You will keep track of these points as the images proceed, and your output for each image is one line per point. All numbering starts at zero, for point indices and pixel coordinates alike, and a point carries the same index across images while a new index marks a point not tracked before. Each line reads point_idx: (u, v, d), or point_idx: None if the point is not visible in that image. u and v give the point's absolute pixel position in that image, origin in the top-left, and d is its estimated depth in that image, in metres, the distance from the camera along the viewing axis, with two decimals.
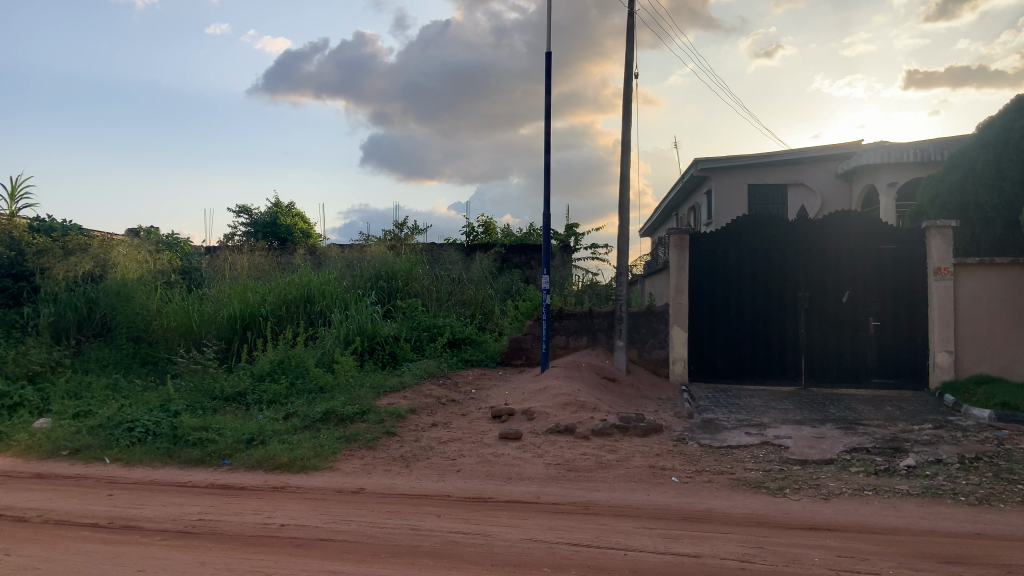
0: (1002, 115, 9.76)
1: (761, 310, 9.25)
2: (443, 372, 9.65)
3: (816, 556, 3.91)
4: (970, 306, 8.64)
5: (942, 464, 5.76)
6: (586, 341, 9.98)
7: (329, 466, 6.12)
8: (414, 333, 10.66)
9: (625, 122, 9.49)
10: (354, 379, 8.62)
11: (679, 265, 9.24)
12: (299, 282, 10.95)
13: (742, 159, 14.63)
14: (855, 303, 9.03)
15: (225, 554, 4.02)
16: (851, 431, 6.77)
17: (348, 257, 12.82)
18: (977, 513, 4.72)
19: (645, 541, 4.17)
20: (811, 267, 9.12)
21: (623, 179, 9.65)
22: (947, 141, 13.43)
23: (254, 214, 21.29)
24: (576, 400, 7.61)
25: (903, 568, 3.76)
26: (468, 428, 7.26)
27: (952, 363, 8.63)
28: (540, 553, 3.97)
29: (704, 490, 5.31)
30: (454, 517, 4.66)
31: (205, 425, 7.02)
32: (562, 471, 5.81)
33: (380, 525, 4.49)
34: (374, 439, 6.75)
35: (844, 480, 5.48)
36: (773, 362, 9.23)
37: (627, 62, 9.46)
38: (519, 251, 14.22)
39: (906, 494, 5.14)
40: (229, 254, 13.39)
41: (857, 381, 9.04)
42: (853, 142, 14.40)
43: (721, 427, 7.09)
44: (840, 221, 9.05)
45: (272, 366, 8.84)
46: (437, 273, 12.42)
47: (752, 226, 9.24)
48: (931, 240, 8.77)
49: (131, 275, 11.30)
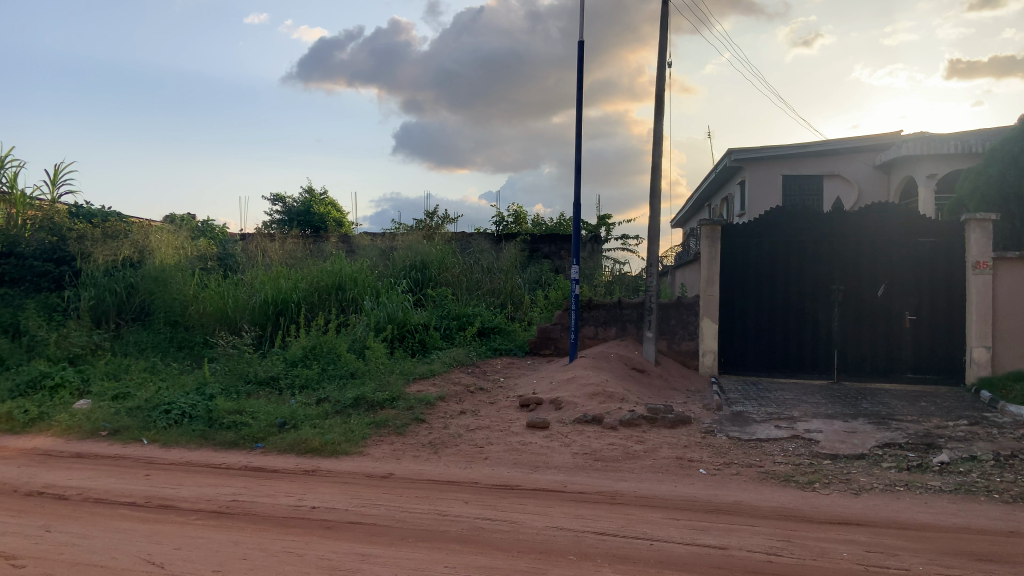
0: None
1: (795, 303, 9.14)
2: (471, 361, 9.71)
3: (845, 551, 3.89)
4: (1010, 301, 8.44)
5: (977, 461, 5.66)
6: (615, 331, 9.98)
7: (359, 450, 6.21)
8: (443, 322, 10.74)
9: (657, 110, 9.41)
10: (385, 365, 8.70)
11: (710, 256, 9.17)
12: (332, 270, 11.08)
13: (777, 149, 14.40)
14: (890, 297, 8.88)
15: (258, 534, 4.12)
16: (883, 426, 6.67)
17: (380, 245, 12.92)
18: (1012, 511, 4.64)
19: (671, 532, 4.18)
20: (845, 259, 8.98)
21: (654, 168, 9.58)
22: (991, 132, 13.06)
23: (288, 202, 21.55)
24: (604, 390, 7.62)
25: (934, 565, 3.72)
26: (496, 416, 7.31)
27: (989, 358, 8.44)
28: (566, 540, 4.00)
29: (732, 482, 5.29)
30: (480, 503, 4.71)
31: (239, 408, 7.15)
32: (589, 460, 5.82)
33: (409, 510, 4.56)
34: (403, 426, 6.83)
35: (875, 475, 5.42)
36: (805, 356, 9.12)
37: (661, 49, 9.37)
38: (549, 241, 14.22)
39: (939, 490, 5.08)
40: (262, 240, 13.65)
41: (892, 376, 8.90)
42: (892, 133, 14.09)
43: (751, 420, 7.05)
44: (878, 213, 8.88)
45: (305, 352, 8.97)
46: (468, 262, 12.50)
47: (787, 219, 9.13)
48: (971, 233, 8.54)
49: (169, 260, 11.57)
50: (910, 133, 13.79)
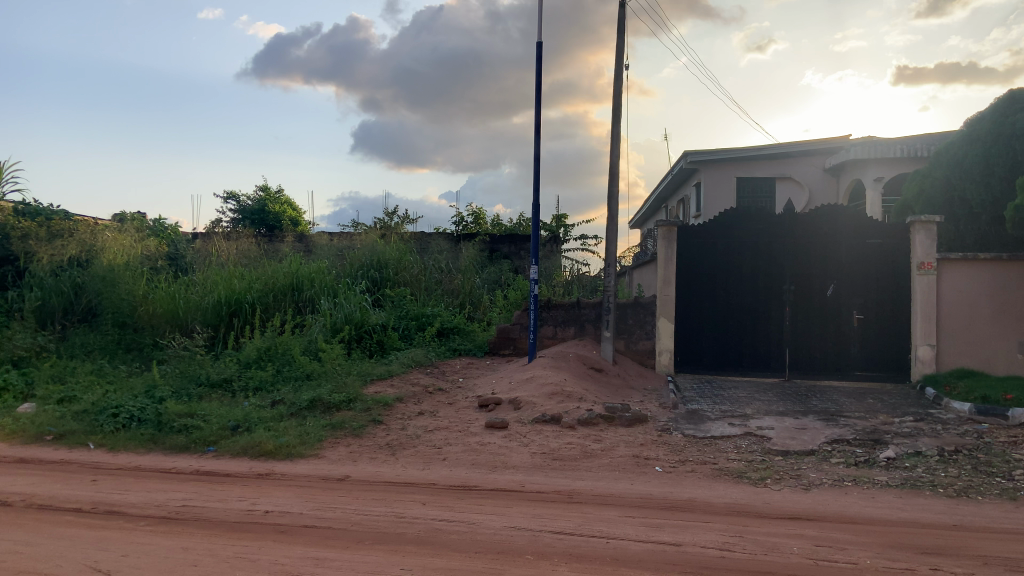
0: (993, 110, 9.89)
1: (748, 302, 9.31)
2: (430, 361, 9.66)
3: (795, 545, 3.97)
4: (954, 301, 8.71)
5: (922, 456, 5.84)
6: (574, 331, 10.04)
7: (314, 453, 6.14)
8: (402, 322, 10.67)
9: (614, 111, 9.50)
10: (341, 367, 8.60)
11: (666, 257, 9.30)
12: (288, 270, 10.91)
13: (733, 152, 14.65)
14: (839, 296, 9.11)
15: (209, 539, 4.04)
16: (832, 423, 6.85)
17: (337, 245, 12.77)
18: (955, 505, 4.80)
19: (627, 530, 4.22)
20: (797, 260, 9.19)
21: (612, 169, 9.67)
22: (936, 137, 13.46)
23: (243, 201, 21.18)
24: (563, 389, 7.66)
25: (880, 558, 3.82)
26: (454, 416, 7.30)
27: (934, 356, 8.72)
28: (523, 540, 4.01)
29: (687, 479, 5.37)
30: (438, 505, 4.69)
31: (190, 412, 7.00)
32: (548, 460, 5.85)
33: (365, 512, 4.52)
34: (360, 427, 6.77)
35: (825, 470, 5.56)
36: (758, 354, 9.30)
37: (619, 51, 9.46)
38: (508, 241, 14.24)
39: (885, 485, 5.23)
40: (216, 239, 13.39)
41: (841, 373, 9.14)
42: (842, 136, 14.47)
43: (706, 417, 7.17)
44: (829, 215, 9.09)
45: (259, 353, 8.82)
46: (426, 262, 12.44)
47: (741, 220, 9.29)
48: (916, 235, 8.82)
49: (118, 259, 11.27)
50: (859, 137, 14.18)
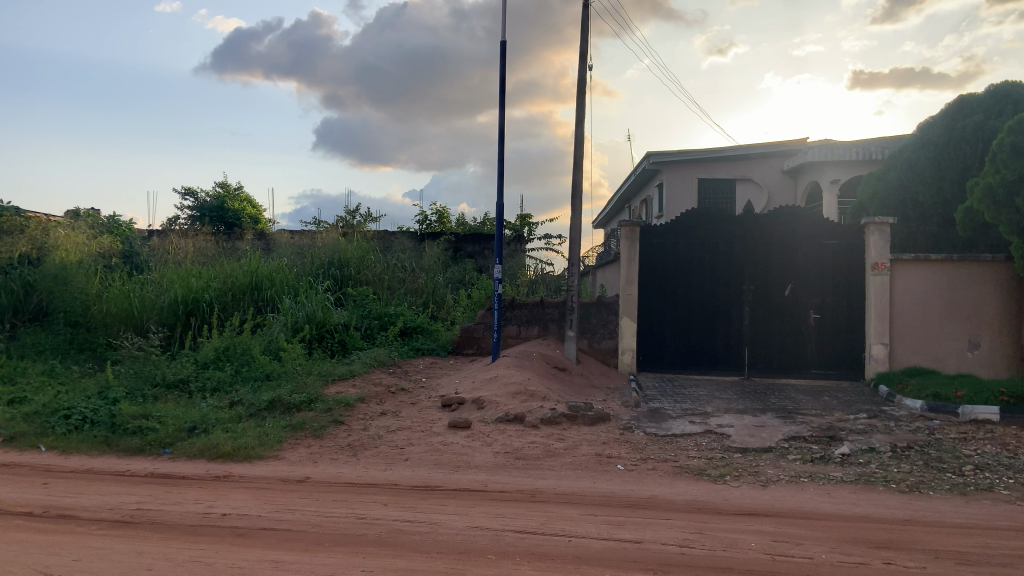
0: (944, 116, 10.19)
1: (709, 302, 9.44)
2: (392, 361, 9.59)
3: (753, 541, 4.04)
4: (906, 300, 8.93)
5: (875, 453, 5.99)
6: (537, 330, 10.07)
7: (273, 454, 6.04)
8: (364, 321, 10.57)
9: (578, 112, 9.54)
10: (302, 367, 8.48)
11: (629, 257, 9.38)
12: (247, 269, 10.73)
13: (694, 153, 14.83)
14: (796, 296, 9.29)
15: (165, 543, 3.95)
16: (789, 420, 6.98)
17: (298, 243, 12.60)
18: (907, 500, 4.93)
19: (589, 528, 4.24)
20: (756, 261, 9.34)
21: (576, 169, 9.71)
22: (889, 140, 13.82)
23: (200, 198, 20.76)
24: (526, 389, 7.67)
25: (836, 553, 3.90)
26: (417, 417, 7.25)
27: (887, 355, 8.95)
28: (486, 540, 4.01)
29: (649, 477, 5.42)
30: (399, 505, 4.66)
31: (146, 413, 6.84)
32: (510, 459, 5.85)
33: (326, 514, 4.47)
34: (321, 428, 6.69)
35: (782, 467, 5.66)
36: (718, 353, 9.44)
37: (583, 52, 9.50)
38: (472, 241, 14.22)
39: (840, 480, 5.35)
40: (173, 237, 13.11)
41: (798, 372, 9.31)
42: (800, 140, 14.79)
43: (667, 415, 7.25)
44: (787, 216, 9.26)
45: (217, 353, 8.65)
46: (389, 261, 12.34)
47: (702, 220, 9.41)
48: (871, 236, 9.04)
49: (71, 257, 10.97)
50: (816, 140, 14.51)
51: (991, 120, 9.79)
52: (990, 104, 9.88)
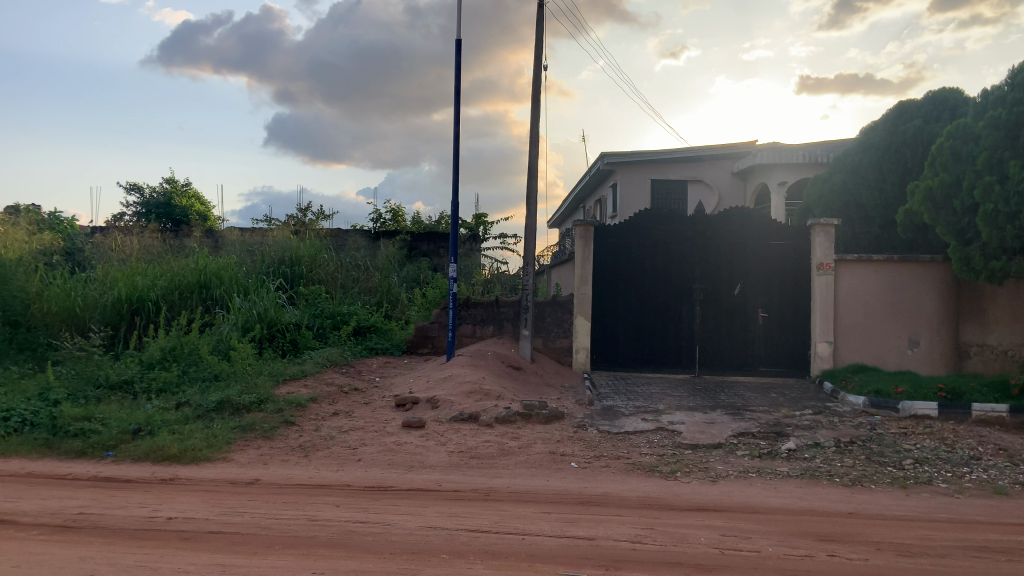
0: (885, 121, 10.53)
1: (661, 301, 9.57)
2: (345, 361, 9.48)
3: (702, 536, 4.12)
4: (850, 299, 9.21)
5: (820, 448, 6.16)
6: (492, 329, 10.07)
7: (222, 456, 5.92)
8: (316, 320, 10.42)
9: (533, 111, 9.57)
10: (252, 367, 8.32)
11: (583, 256, 9.45)
12: (195, 266, 10.48)
13: (647, 154, 15.02)
14: (745, 295, 9.49)
15: (109, 548, 3.83)
16: (738, 417, 7.14)
17: (247, 241, 12.35)
18: (850, 493, 5.09)
19: (542, 526, 4.27)
20: (707, 261, 9.51)
21: (531, 168, 9.75)
22: (834, 144, 14.23)
23: (146, 193, 20.19)
24: (481, 388, 7.67)
25: (782, 546, 4.00)
26: (370, 417, 7.18)
27: (831, 353, 9.21)
28: (439, 540, 3.99)
29: (602, 474, 5.47)
30: (352, 507, 4.61)
31: (88, 415, 6.62)
32: (465, 458, 5.84)
33: (276, 516, 4.40)
34: (272, 429, 6.58)
35: (731, 463, 5.78)
36: (670, 351, 9.58)
37: (537, 51, 9.54)
38: (427, 239, 14.15)
39: (787, 475, 5.49)
40: (117, 233, 12.72)
41: (747, 369, 9.52)
42: (749, 142, 15.10)
43: (620, 413, 7.33)
44: (737, 217, 9.45)
45: (163, 353, 8.42)
46: (342, 259, 12.20)
47: (655, 221, 9.53)
48: (816, 237, 9.29)
49: (8, 254, 10.55)
50: (764, 143, 14.84)
51: (929, 125, 10.15)
52: (928, 110, 10.25)
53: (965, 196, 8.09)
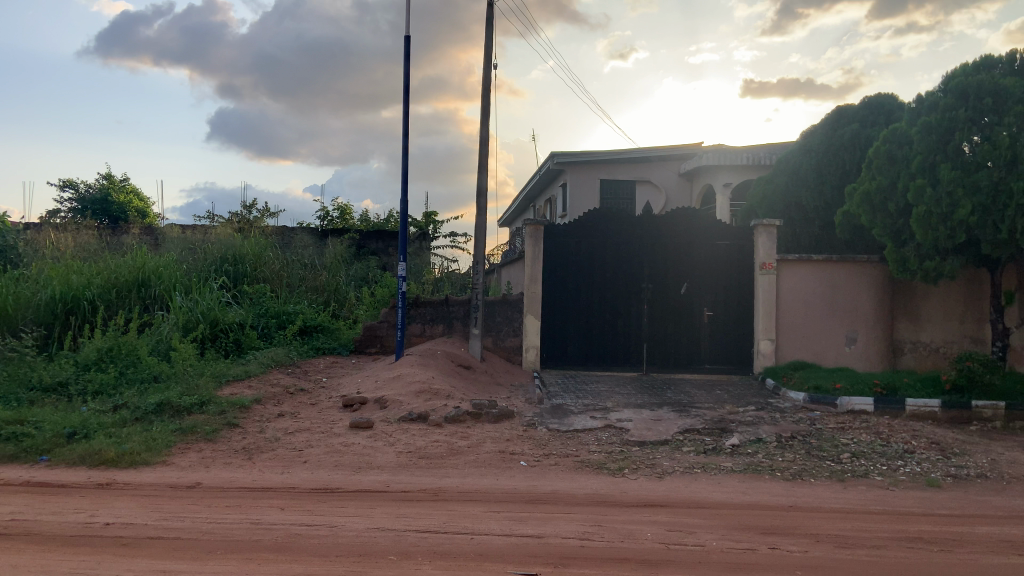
0: (824, 125, 10.86)
1: (610, 300, 9.67)
2: (291, 361, 9.31)
3: (649, 532, 4.17)
4: (791, 298, 9.46)
5: (762, 443, 6.32)
6: (442, 328, 10.02)
7: (162, 460, 5.74)
8: (261, 320, 10.21)
9: (483, 110, 9.56)
10: (193, 368, 8.10)
11: (533, 255, 9.49)
12: (134, 264, 10.14)
13: (596, 155, 15.16)
14: (691, 294, 9.67)
15: (41, 556, 3.68)
16: (684, 413, 7.27)
17: (189, 238, 12.01)
18: (790, 487, 5.23)
19: (491, 525, 4.26)
20: (654, 260, 9.65)
21: (481, 167, 9.73)
22: (776, 147, 14.60)
23: (81, 189, 19.47)
24: (430, 387, 7.62)
25: (725, 540, 4.09)
26: (317, 418, 7.07)
27: (773, 350, 9.45)
28: (387, 541, 3.95)
29: (551, 472, 5.50)
30: (297, 509, 4.53)
31: (19, 419, 6.34)
32: (413, 459, 5.80)
33: (218, 520, 4.29)
34: (214, 431, 6.41)
35: (677, 459, 5.88)
36: (618, 349, 9.69)
37: (487, 50, 9.53)
38: (376, 238, 14.01)
39: (730, 470, 5.61)
40: (50, 230, 12.22)
41: (692, 367, 9.70)
42: (695, 144, 15.38)
43: (569, 411, 7.39)
44: (683, 217, 9.62)
45: (99, 354, 8.13)
46: (288, 257, 11.98)
47: (604, 220, 9.63)
48: (759, 237, 9.52)
49: None
50: (710, 145, 15.13)
51: (866, 129, 10.51)
52: (864, 115, 10.61)
53: (900, 198, 8.41)
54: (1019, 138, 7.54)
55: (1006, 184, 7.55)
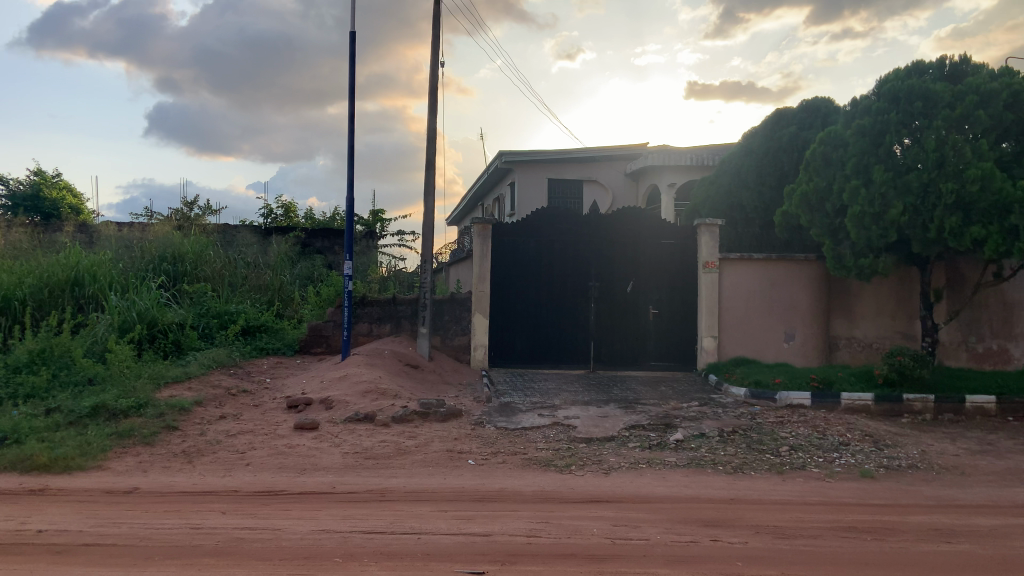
0: (764, 127, 11.15)
1: (557, 298, 9.74)
2: (233, 362, 9.10)
3: (595, 527, 4.22)
4: (733, 296, 9.68)
5: (705, 437, 6.45)
6: (389, 328, 9.93)
7: (97, 465, 5.54)
8: (201, 320, 9.94)
9: (431, 107, 9.50)
10: (130, 370, 7.83)
11: (481, 253, 9.48)
12: (67, 262, 9.75)
13: (544, 154, 15.24)
14: (637, 292, 9.81)
15: None
16: (630, 410, 7.37)
17: (126, 236, 11.62)
18: (732, 480, 5.36)
19: (438, 524, 4.25)
20: (600, 259, 9.75)
21: (428, 164, 9.68)
22: (718, 148, 14.92)
23: (10, 184, 18.61)
24: (377, 387, 7.55)
25: (669, 533, 4.17)
26: (260, 419, 6.93)
27: (716, 347, 9.67)
28: (332, 543, 3.90)
29: (499, 470, 5.51)
30: (240, 513, 4.43)
31: None
32: (360, 459, 5.74)
33: (157, 526, 4.16)
34: (152, 435, 6.22)
35: (623, 455, 5.96)
36: (566, 347, 9.77)
37: (434, 47, 9.48)
38: (321, 236, 13.80)
39: (674, 465, 5.72)
40: None
41: (638, 364, 9.85)
42: (640, 144, 15.60)
43: (517, 409, 7.41)
44: (629, 216, 9.75)
45: (30, 356, 7.79)
46: (230, 256, 11.70)
47: (551, 219, 9.68)
48: (702, 236, 9.72)
49: None
50: (655, 145, 15.37)
51: (803, 132, 10.83)
52: (802, 118, 10.94)
53: (836, 198, 8.68)
54: (947, 140, 7.85)
55: (934, 184, 7.86)
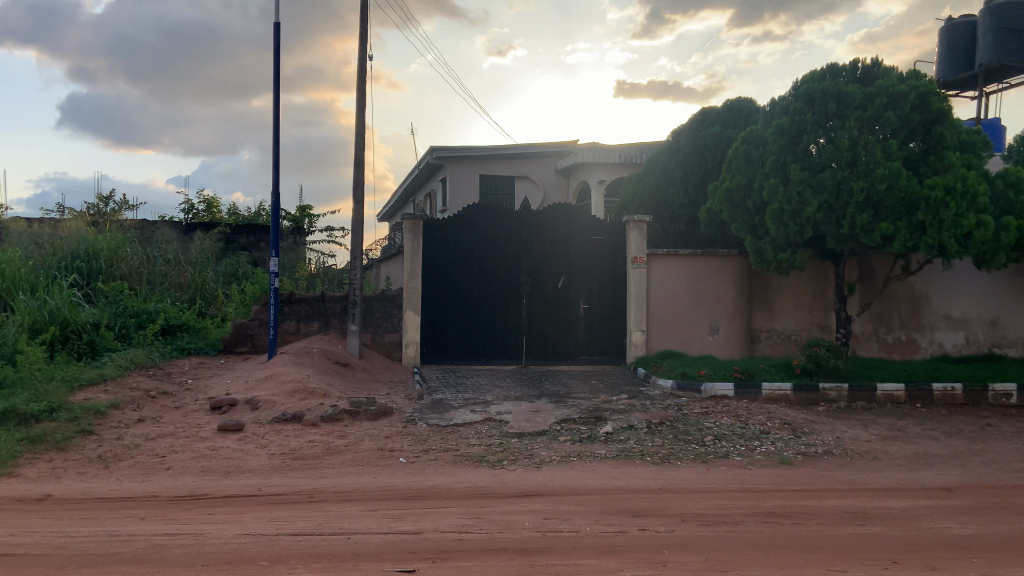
0: (690, 126, 11.42)
1: (489, 294, 9.74)
2: (152, 363, 8.74)
3: (526, 521, 4.25)
4: (661, 290, 9.89)
5: (634, 429, 6.58)
6: (317, 325, 9.73)
7: (5, 472, 5.23)
8: (118, 319, 9.51)
9: (360, 100, 9.35)
10: (41, 372, 7.42)
11: (412, 249, 9.40)
12: None
13: (476, 150, 15.20)
14: (568, 288, 9.91)
15: None
16: (561, 404, 7.45)
17: (34, 232, 11.00)
18: (659, 471, 5.48)
19: (368, 523, 4.19)
20: (531, 254, 9.80)
21: (357, 159, 9.52)
22: (646, 146, 15.22)
23: None
24: (305, 386, 7.39)
25: (598, 524, 4.23)
26: (182, 422, 6.68)
27: (644, 340, 9.86)
28: (258, 546, 3.80)
29: (430, 468, 5.48)
30: (160, 518, 4.26)
31: None
32: (287, 460, 5.60)
33: (71, 534, 3.96)
34: (66, 440, 5.91)
35: (554, 448, 6.01)
36: (498, 342, 9.79)
37: (362, 41, 9.32)
38: (246, 232, 13.41)
39: (604, 457, 5.80)
40: None
41: (569, 358, 9.96)
42: (570, 141, 15.75)
43: (449, 406, 7.39)
44: (560, 212, 9.82)
45: None
46: (149, 253, 11.23)
47: (482, 215, 9.66)
48: (630, 232, 9.88)
49: None
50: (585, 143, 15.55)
51: (727, 131, 11.15)
52: (726, 118, 11.25)
53: (756, 196, 9.00)
54: (858, 140, 8.21)
55: (846, 182, 8.22)
